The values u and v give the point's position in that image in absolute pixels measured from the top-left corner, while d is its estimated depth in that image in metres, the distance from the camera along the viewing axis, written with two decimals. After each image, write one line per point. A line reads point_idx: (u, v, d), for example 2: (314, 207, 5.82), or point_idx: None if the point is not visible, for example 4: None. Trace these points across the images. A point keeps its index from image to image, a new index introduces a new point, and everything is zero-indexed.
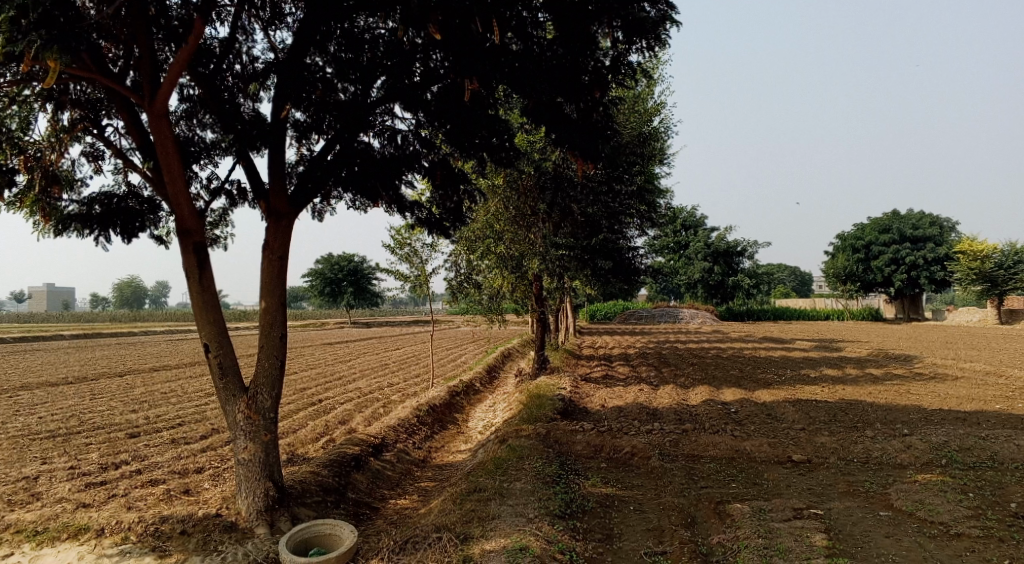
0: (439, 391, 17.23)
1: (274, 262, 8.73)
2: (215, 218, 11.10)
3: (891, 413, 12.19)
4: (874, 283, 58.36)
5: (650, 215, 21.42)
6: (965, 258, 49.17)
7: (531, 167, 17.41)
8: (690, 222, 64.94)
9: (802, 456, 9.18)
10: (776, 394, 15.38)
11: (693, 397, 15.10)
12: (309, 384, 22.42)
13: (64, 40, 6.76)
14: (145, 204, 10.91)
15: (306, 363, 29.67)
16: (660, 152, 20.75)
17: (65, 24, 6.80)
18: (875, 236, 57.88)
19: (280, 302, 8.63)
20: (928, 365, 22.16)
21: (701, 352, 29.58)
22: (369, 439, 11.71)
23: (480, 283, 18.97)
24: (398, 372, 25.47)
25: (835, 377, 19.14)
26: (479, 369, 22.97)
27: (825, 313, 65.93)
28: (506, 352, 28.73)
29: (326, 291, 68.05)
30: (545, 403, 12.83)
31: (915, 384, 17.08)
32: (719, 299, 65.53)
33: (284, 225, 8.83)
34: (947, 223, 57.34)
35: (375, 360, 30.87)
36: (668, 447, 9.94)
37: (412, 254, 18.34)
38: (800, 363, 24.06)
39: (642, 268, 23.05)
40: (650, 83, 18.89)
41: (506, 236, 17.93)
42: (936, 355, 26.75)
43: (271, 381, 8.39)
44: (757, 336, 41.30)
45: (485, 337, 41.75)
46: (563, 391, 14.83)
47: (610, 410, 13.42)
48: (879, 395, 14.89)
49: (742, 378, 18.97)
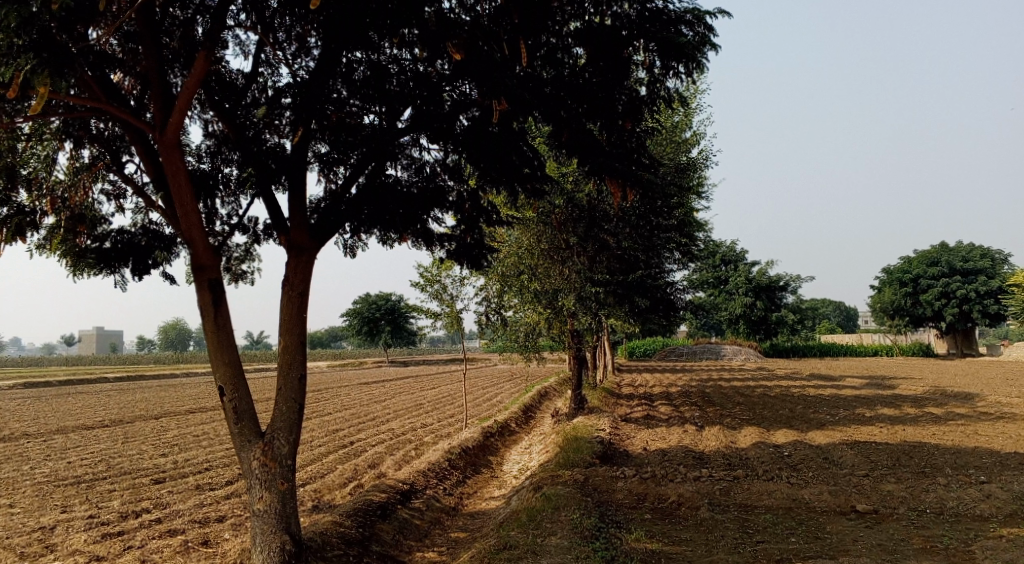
0: (472, 433, 16.63)
1: (294, 299, 8.33)
2: (241, 252, 10.79)
3: (962, 456, 11.16)
4: (925, 317, 56.18)
5: (690, 248, 20.73)
6: (1021, 290, 47.03)
7: (565, 199, 16.96)
8: (729, 257, 63.79)
9: (867, 506, 8.31)
10: (831, 436, 14.39)
11: (742, 439, 14.21)
12: (342, 426, 22.02)
13: (55, 63, 6.63)
14: (160, 239, 10.50)
15: (341, 404, 29.35)
16: (698, 183, 20.17)
17: (58, 50, 6.69)
18: (924, 269, 55.90)
19: (300, 341, 8.22)
20: (992, 403, 20.78)
21: (747, 390, 28.43)
22: (397, 486, 11.13)
23: (513, 320, 18.47)
24: (433, 412, 24.90)
25: (892, 416, 17.99)
26: (515, 409, 22.32)
27: (873, 348, 63.61)
28: (543, 392, 28.00)
29: (364, 331, 68.30)
30: (583, 446, 12.14)
31: (981, 423, 15.89)
32: (762, 335, 63.80)
33: (305, 259, 8.46)
34: (999, 254, 55.12)
35: (410, 400, 30.42)
36: (717, 496, 9.16)
37: (444, 291, 17.96)
38: (853, 401, 22.83)
39: (682, 304, 22.28)
40: (687, 113, 18.43)
41: (539, 271, 17.48)
42: (998, 392, 25.21)
43: (289, 424, 7.93)
44: (804, 373, 39.81)
45: (522, 375, 41.09)
46: (601, 433, 14.08)
47: (652, 453, 12.63)
48: (943, 436, 13.81)
49: (792, 419, 17.93)
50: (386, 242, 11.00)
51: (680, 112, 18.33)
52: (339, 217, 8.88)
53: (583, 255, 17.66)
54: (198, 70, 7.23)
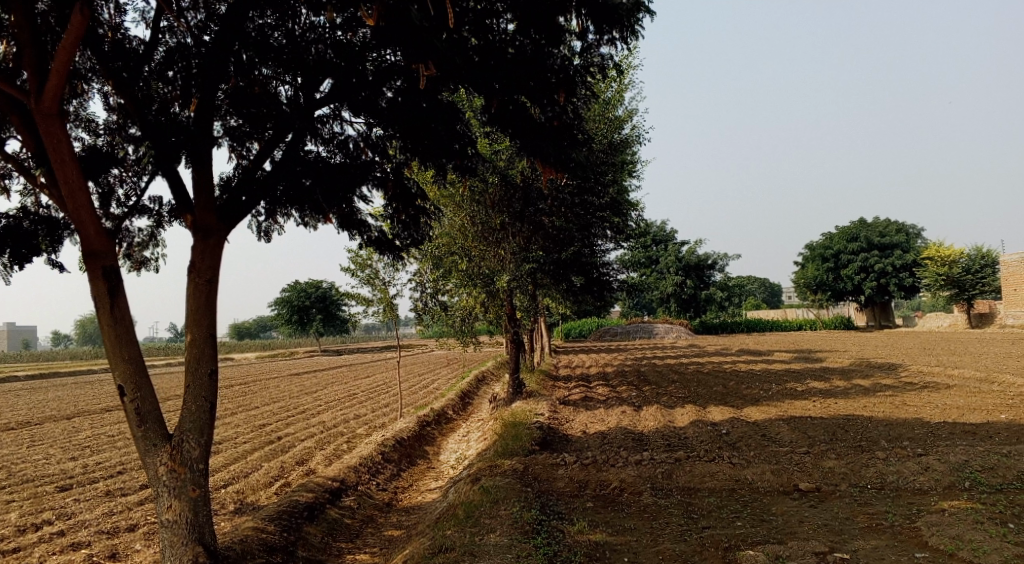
0: (407, 422, 16.03)
1: (201, 287, 7.53)
2: (144, 237, 9.86)
3: (894, 428, 11.32)
4: (845, 292, 58.43)
5: (624, 228, 20.58)
6: (933, 264, 49.36)
7: (498, 178, 16.43)
8: (661, 237, 64.70)
9: (810, 484, 8.21)
10: (767, 411, 14.47)
11: (680, 418, 14.12)
12: (270, 419, 21.03)
13: None
14: (40, 223, 9.36)
15: (270, 397, 28.17)
16: (631, 162, 19.99)
17: None
18: (844, 245, 58.01)
19: (209, 334, 7.46)
20: (913, 374, 21.52)
21: (681, 368, 28.77)
22: (326, 483, 10.46)
23: (449, 304, 17.86)
24: (367, 401, 24.13)
25: (822, 389, 18.33)
26: (451, 395, 21.81)
27: (798, 323, 65.91)
28: (479, 377, 27.57)
29: (294, 319, 66.30)
30: (522, 433, 11.74)
31: (906, 394, 16.32)
32: (692, 313, 65.18)
33: (213, 243, 7.69)
34: (913, 229, 57.71)
35: (343, 390, 29.47)
36: (661, 480, 8.91)
37: (375, 275, 17.21)
38: (784, 376, 23.27)
39: (617, 284, 22.18)
40: (619, 89, 18.14)
41: (473, 253, 16.95)
42: (917, 362, 26.25)
43: (199, 426, 7.17)
44: (734, 349, 40.67)
45: (457, 360, 40.56)
46: (540, 417, 13.72)
47: (592, 437, 12.34)
48: (873, 408, 14.07)
49: (727, 395, 18.09)
50: (308, 226, 10.27)
51: (612, 89, 18.02)
52: (254, 198, 8.13)
53: (518, 236, 17.20)
54: (74, 26, 6.30)
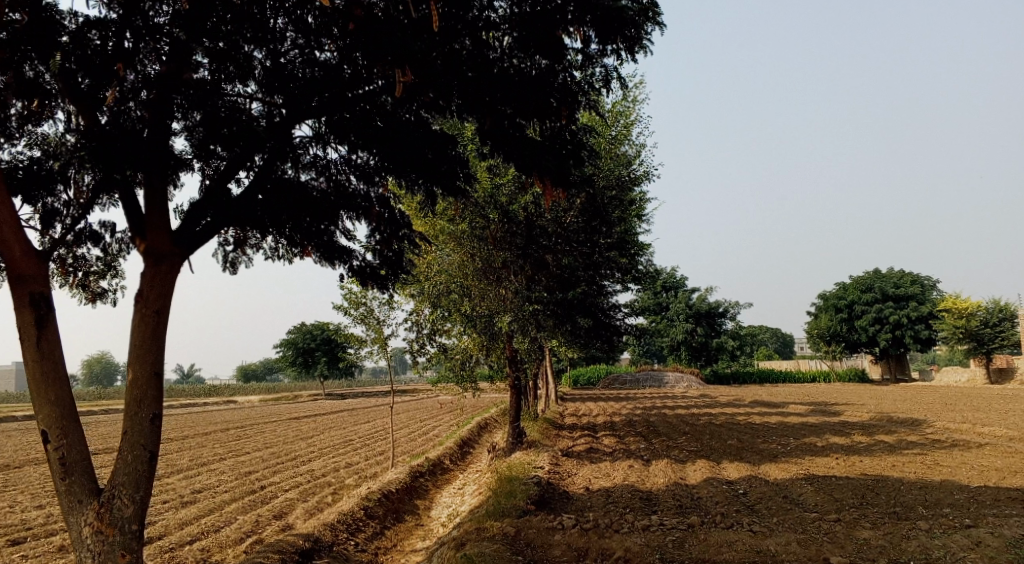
0: (399, 473, 14.97)
1: (147, 317, 6.90)
2: (101, 266, 9.23)
3: (930, 493, 10.22)
4: (860, 343, 56.94)
5: (631, 270, 19.77)
6: (950, 316, 48.06)
7: (498, 213, 15.71)
8: (671, 284, 63.82)
9: (842, 558, 7.13)
10: (786, 469, 13.35)
11: (692, 474, 13.00)
12: (258, 466, 19.95)
13: None
14: None
15: (263, 442, 27.06)
16: (640, 202, 19.26)
17: None
18: (858, 295, 56.73)
19: (153, 372, 6.82)
20: (940, 430, 20.27)
21: (692, 419, 27.51)
22: (297, 543, 9.46)
23: (448, 347, 16.90)
24: (362, 448, 23.02)
25: (844, 445, 17.15)
26: (449, 443, 20.73)
27: (812, 375, 64.24)
28: (481, 425, 26.44)
29: (299, 362, 65.44)
30: (517, 489, 10.69)
31: (937, 453, 15.12)
32: (703, 362, 63.79)
33: (164, 270, 7.15)
34: (928, 281, 56.48)
35: (339, 436, 28.33)
36: (671, 549, 7.83)
37: (369, 314, 16.37)
38: (801, 429, 22.05)
39: (624, 329, 21.24)
40: (625, 126, 17.48)
41: (473, 292, 16.05)
42: (941, 417, 24.94)
43: (135, 480, 6.54)
44: (746, 400, 39.20)
45: (461, 406, 39.42)
46: (540, 471, 12.64)
47: (595, 495, 11.26)
48: (902, 467, 12.93)
49: (742, 449, 16.91)
50: (279, 258, 9.69)
51: (617, 124, 17.35)
52: (212, 226, 7.62)
53: (521, 275, 16.39)
54: None
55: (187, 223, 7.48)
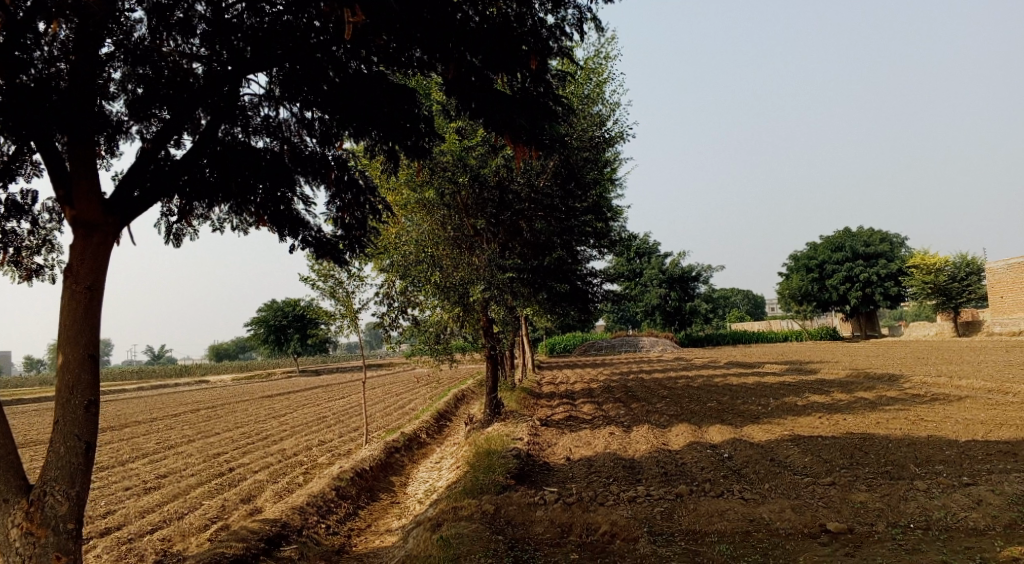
0: (373, 449, 14.45)
1: (78, 293, 6.35)
2: (35, 241, 8.44)
3: (920, 450, 9.95)
4: (830, 302, 57.44)
5: (606, 233, 19.27)
6: (918, 272, 48.46)
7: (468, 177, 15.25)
8: (644, 249, 63.71)
9: (839, 524, 6.80)
10: (771, 430, 13.08)
11: (676, 440, 12.66)
12: (227, 448, 19.28)
13: None
14: None
15: (234, 423, 26.32)
16: (614, 163, 18.67)
17: None
18: (828, 255, 57.08)
19: (86, 355, 6.31)
20: (918, 386, 20.24)
21: (669, 383, 27.34)
22: (263, 530, 8.90)
23: (421, 318, 16.26)
24: (336, 426, 22.44)
25: (825, 404, 16.98)
26: (426, 417, 20.24)
27: (784, 335, 64.85)
28: (458, 396, 25.97)
29: (270, 340, 64.38)
30: (496, 463, 10.23)
31: (918, 408, 14.97)
32: (678, 325, 64.03)
33: (95, 241, 6.54)
34: (896, 239, 56.96)
35: (313, 413, 27.67)
36: (658, 521, 7.43)
37: (338, 286, 15.66)
38: (779, 390, 21.93)
39: (601, 294, 20.81)
40: (598, 84, 16.78)
41: (445, 261, 15.42)
42: (915, 373, 25.03)
43: (68, 475, 6.12)
44: (721, 362, 39.25)
45: (437, 379, 38.93)
46: (519, 443, 12.19)
47: (577, 465, 10.84)
48: (888, 425, 12.73)
49: (723, 412, 16.66)
50: (232, 229, 9.00)
51: (590, 82, 16.64)
52: (151, 192, 7.00)
53: (494, 240, 15.79)
54: None
55: (120, 190, 6.83)
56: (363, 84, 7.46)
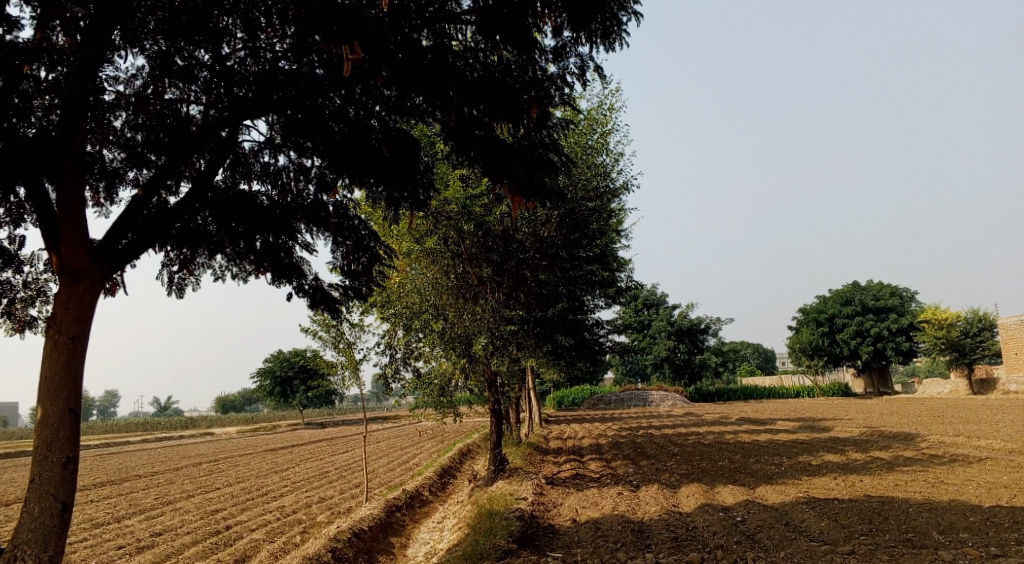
0: (373, 508, 14.05)
1: (61, 345, 6.43)
2: (30, 292, 8.35)
3: (942, 515, 9.53)
4: (842, 356, 56.69)
5: (612, 284, 19.12)
6: (930, 327, 47.87)
7: (473, 225, 15.17)
8: (652, 302, 63.43)
9: None
10: (785, 491, 12.63)
11: (686, 500, 12.22)
12: (225, 504, 18.82)
13: None
14: None
15: (234, 477, 25.82)
16: (620, 214, 18.66)
17: None
18: (838, 308, 56.61)
19: (66, 410, 6.35)
20: (935, 444, 19.68)
21: (679, 438, 26.76)
22: None
23: (425, 371, 16.03)
24: (337, 481, 21.96)
25: (840, 463, 16.48)
26: (429, 472, 19.78)
27: (796, 390, 63.82)
28: (462, 451, 25.47)
29: (276, 392, 63.87)
30: (498, 525, 9.86)
31: (936, 468, 14.48)
32: (687, 379, 63.24)
33: (81, 290, 6.65)
34: (906, 293, 56.52)
35: (315, 467, 27.16)
36: None
37: (341, 337, 15.49)
38: (791, 447, 21.39)
39: (608, 347, 20.53)
40: (602, 135, 16.90)
41: (449, 313, 15.28)
42: (931, 430, 24.42)
43: (42, 538, 6.08)
44: (732, 417, 38.50)
45: (442, 432, 38.31)
46: (523, 503, 11.80)
47: (583, 528, 10.44)
48: (907, 487, 12.27)
49: (735, 470, 16.18)
50: (234, 276, 8.97)
51: (594, 133, 16.77)
52: (135, 242, 7.17)
53: (498, 291, 15.68)
54: None
55: (110, 237, 6.95)
56: (362, 130, 7.48)
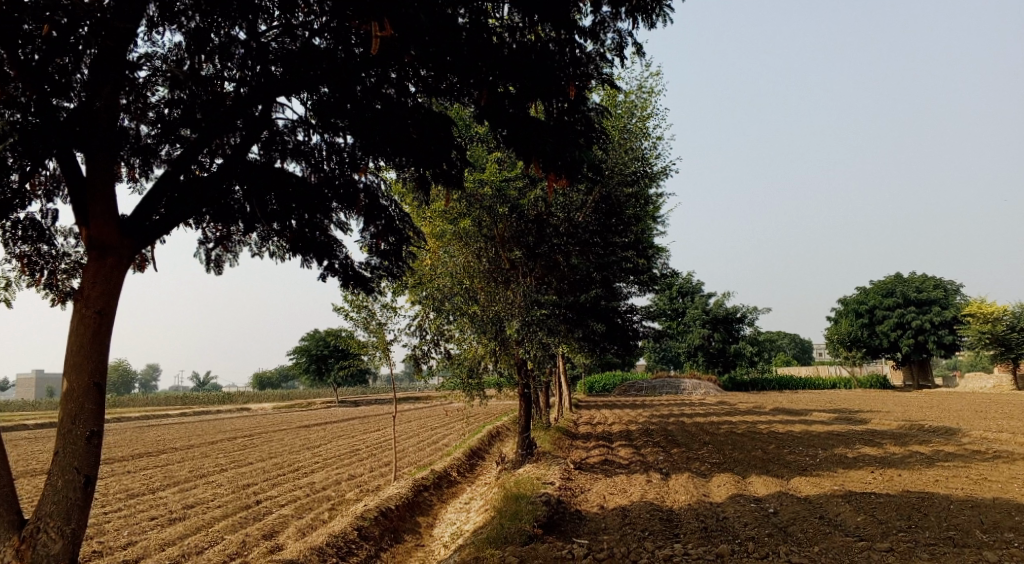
0: (400, 487, 14.10)
1: (87, 319, 6.48)
2: (71, 264, 8.46)
3: (986, 514, 9.15)
4: (881, 349, 55.33)
5: (647, 270, 18.79)
6: (975, 321, 46.38)
7: (507, 208, 14.99)
8: (687, 289, 62.66)
9: None
10: (820, 483, 12.31)
11: (716, 490, 12.00)
12: (257, 478, 19.13)
13: None
14: None
15: (268, 452, 26.26)
16: (656, 200, 18.29)
17: None
18: (879, 300, 55.20)
19: (91, 384, 6.40)
20: (978, 441, 19.03)
21: (711, 428, 26.40)
22: None
23: (455, 353, 15.98)
24: (368, 459, 22.15)
25: (878, 457, 16.02)
26: (458, 454, 19.82)
27: (832, 382, 62.56)
28: (492, 433, 25.48)
29: (311, 370, 64.87)
30: (524, 509, 9.77)
31: (980, 466, 13.97)
32: (721, 368, 62.47)
33: (109, 265, 6.68)
34: (951, 285, 54.82)
35: (347, 445, 27.47)
36: None
37: (372, 317, 15.50)
38: (827, 440, 20.92)
39: (641, 333, 20.25)
40: (641, 119, 16.52)
41: (481, 295, 15.18)
42: (974, 427, 23.64)
43: (65, 509, 6.17)
44: (766, 408, 37.87)
45: (473, 414, 38.46)
46: (550, 487, 11.70)
47: (610, 514, 10.29)
48: (948, 483, 11.85)
49: (768, 462, 15.85)
50: (268, 253, 8.95)
51: (633, 117, 16.40)
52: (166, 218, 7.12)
53: (530, 275, 15.52)
54: None
55: (138, 213, 6.97)
56: (392, 109, 7.32)
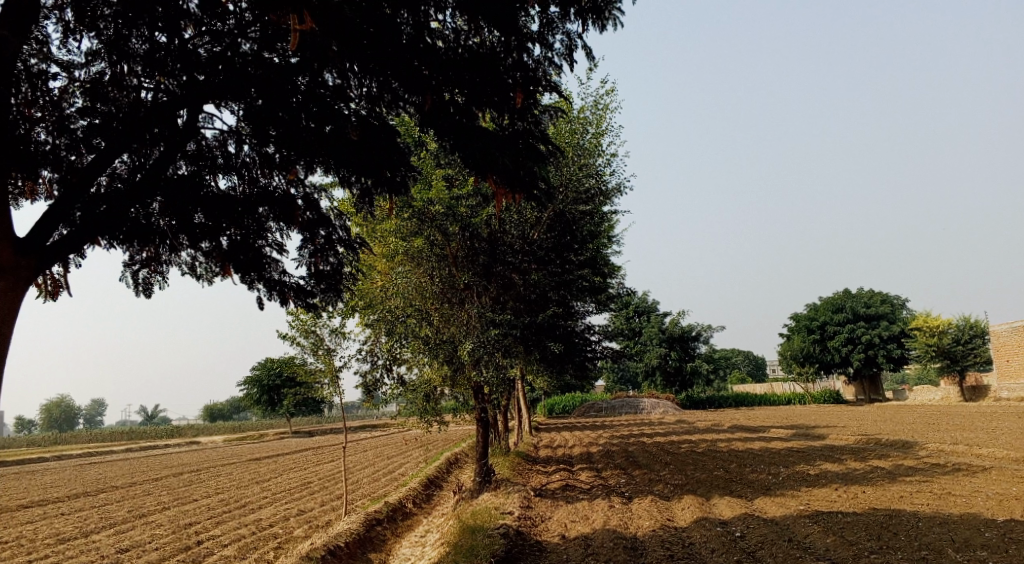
0: (351, 522, 13.33)
1: None
2: None
3: (956, 531, 8.92)
4: (833, 364, 56.27)
5: (603, 289, 18.50)
6: (922, 334, 47.47)
7: (459, 227, 14.52)
8: (643, 309, 62.91)
9: None
10: (785, 503, 12.01)
11: (681, 514, 11.58)
12: (200, 517, 18.01)
13: None
14: None
15: (214, 488, 24.96)
16: (611, 218, 18.06)
17: None
18: (829, 316, 56.25)
19: None
20: (934, 453, 19.12)
21: (672, 448, 26.13)
22: None
23: (409, 378, 15.32)
24: (319, 492, 21.18)
25: (840, 473, 15.88)
26: (414, 483, 19.06)
27: (787, 398, 63.34)
28: (450, 461, 24.73)
29: (263, 400, 62.89)
30: (480, 544, 9.19)
31: (941, 479, 13.89)
32: (678, 387, 62.68)
33: (4, 288, 5.91)
34: (897, 300, 56.23)
35: (298, 478, 26.30)
36: None
37: (320, 343, 14.78)
38: (787, 456, 20.79)
39: (599, 354, 19.90)
40: (596, 136, 16.33)
41: (434, 317, 14.58)
42: (928, 439, 23.87)
43: None
44: (724, 426, 37.89)
45: (431, 441, 37.56)
46: (509, 518, 11.13)
47: (572, 545, 9.76)
48: (913, 499, 11.67)
49: (731, 482, 15.53)
50: (201, 275, 8.30)
51: (586, 133, 16.22)
52: (72, 238, 6.41)
53: (485, 295, 15.03)
54: None
55: (38, 229, 6.23)
56: (330, 116, 6.76)
